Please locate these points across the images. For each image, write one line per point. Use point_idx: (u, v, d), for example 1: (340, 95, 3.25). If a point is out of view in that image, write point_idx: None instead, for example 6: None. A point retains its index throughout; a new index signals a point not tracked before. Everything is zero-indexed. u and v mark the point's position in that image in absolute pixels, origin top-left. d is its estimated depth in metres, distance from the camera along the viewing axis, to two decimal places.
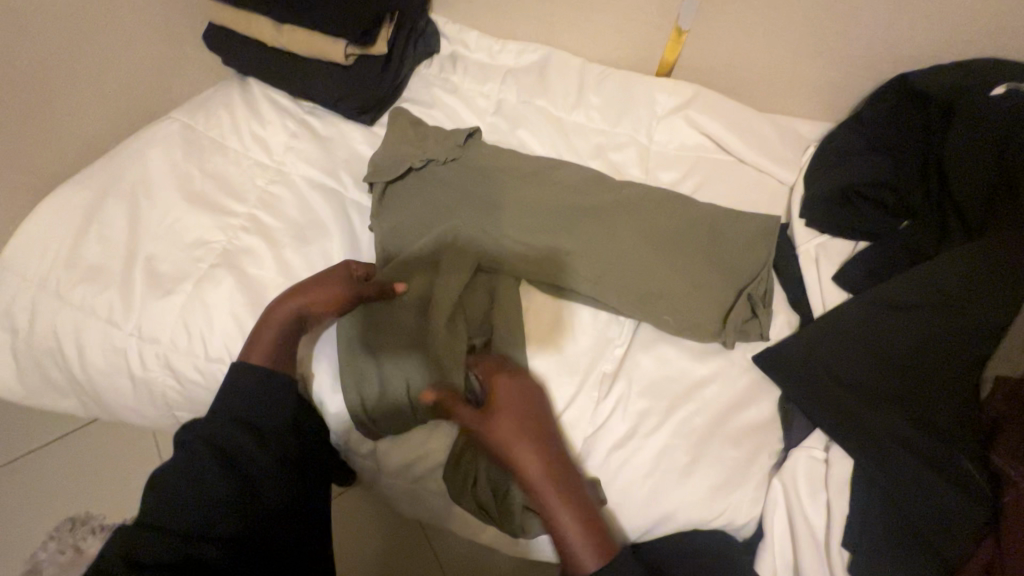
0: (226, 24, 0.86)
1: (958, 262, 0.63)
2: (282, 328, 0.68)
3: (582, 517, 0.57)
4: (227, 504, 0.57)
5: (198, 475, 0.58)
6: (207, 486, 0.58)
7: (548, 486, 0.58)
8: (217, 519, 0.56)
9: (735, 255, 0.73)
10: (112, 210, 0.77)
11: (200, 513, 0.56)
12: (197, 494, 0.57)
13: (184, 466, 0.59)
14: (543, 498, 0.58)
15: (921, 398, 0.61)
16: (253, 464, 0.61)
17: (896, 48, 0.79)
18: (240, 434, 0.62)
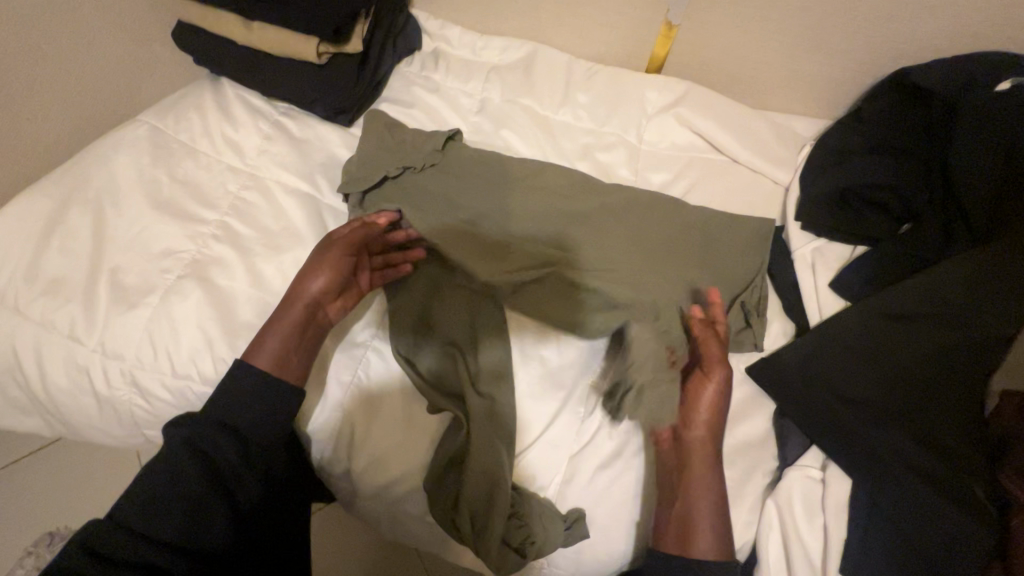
0: (195, 21, 0.82)
1: (961, 270, 0.60)
2: (294, 319, 0.62)
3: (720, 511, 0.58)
4: (196, 515, 0.54)
5: (167, 479, 0.54)
6: (174, 494, 0.54)
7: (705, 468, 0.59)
8: (184, 530, 0.54)
9: (728, 261, 0.70)
10: (77, 219, 0.74)
11: (166, 522, 0.53)
12: (164, 498, 0.54)
13: (153, 466, 0.55)
14: (696, 481, 0.58)
15: (928, 415, 0.58)
16: (227, 475, 0.57)
17: (896, 42, 0.75)
18: (213, 439, 0.57)
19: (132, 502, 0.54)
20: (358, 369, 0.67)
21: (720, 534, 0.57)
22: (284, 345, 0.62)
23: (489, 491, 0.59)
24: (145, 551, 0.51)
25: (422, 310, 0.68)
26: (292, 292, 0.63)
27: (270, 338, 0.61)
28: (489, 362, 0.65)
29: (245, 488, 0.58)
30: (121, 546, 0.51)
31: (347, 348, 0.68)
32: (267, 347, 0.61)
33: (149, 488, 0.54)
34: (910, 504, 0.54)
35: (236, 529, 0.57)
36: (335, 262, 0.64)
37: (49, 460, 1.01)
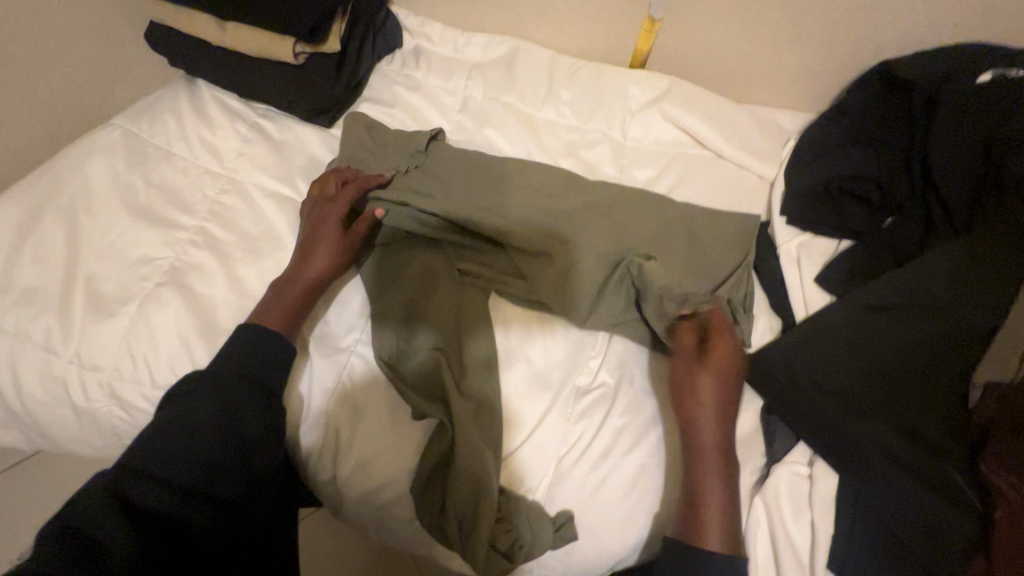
0: (168, 22, 0.80)
1: (942, 260, 0.60)
2: (299, 295, 0.66)
3: (729, 503, 0.57)
4: (217, 467, 0.56)
5: (187, 436, 0.55)
6: (192, 450, 0.55)
7: (714, 460, 0.58)
8: (201, 486, 0.54)
9: (715, 259, 0.69)
10: (50, 227, 0.72)
11: (185, 476, 0.54)
12: (183, 455, 0.55)
13: (173, 421, 0.56)
14: (712, 470, 0.58)
15: (913, 407, 0.57)
16: (245, 438, 0.58)
17: (877, 34, 0.75)
18: (230, 404, 0.58)
19: (152, 451, 0.54)
20: (341, 374, 0.66)
21: (727, 525, 0.56)
22: (287, 310, 0.65)
23: (473, 495, 0.58)
24: (167, 500, 0.53)
25: (404, 318, 0.67)
26: (299, 262, 0.68)
27: (277, 308, 0.65)
28: (474, 364, 0.64)
29: (262, 453, 0.59)
30: (139, 496, 0.52)
31: (328, 353, 0.67)
32: (273, 308, 0.65)
33: (168, 442, 0.55)
34: (894, 498, 0.55)
35: (253, 485, 0.58)
36: (337, 233, 0.69)
37: (30, 474, 0.98)
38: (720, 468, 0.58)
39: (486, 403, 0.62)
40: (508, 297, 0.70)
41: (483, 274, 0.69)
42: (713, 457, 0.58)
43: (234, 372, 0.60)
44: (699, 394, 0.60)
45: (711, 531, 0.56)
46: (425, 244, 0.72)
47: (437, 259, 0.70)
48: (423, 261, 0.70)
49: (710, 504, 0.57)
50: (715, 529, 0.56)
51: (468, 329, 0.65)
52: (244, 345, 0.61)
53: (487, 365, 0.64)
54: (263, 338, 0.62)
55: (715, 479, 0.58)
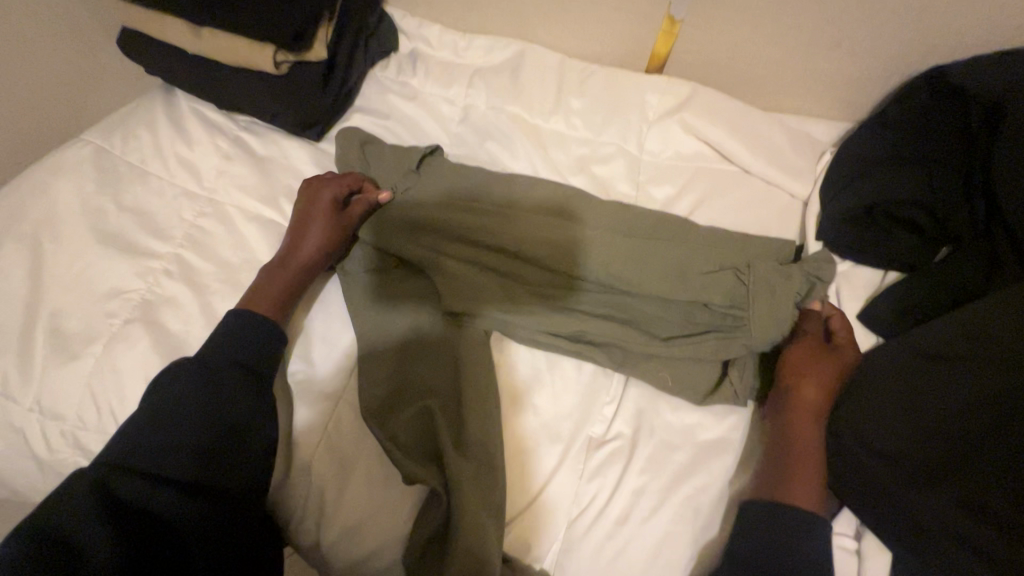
0: (139, 28, 0.73)
1: (1008, 305, 0.53)
2: (292, 278, 0.62)
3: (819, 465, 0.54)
4: (208, 454, 0.51)
5: (176, 425, 0.51)
6: (181, 439, 0.51)
7: (808, 425, 0.56)
8: (193, 476, 0.50)
9: (785, 300, 0.57)
10: (10, 257, 0.66)
11: (174, 465, 0.50)
12: (172, 445, 0.51)
13: (165, 412, 0.52)
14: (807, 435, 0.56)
15: (979, 475, 0.50)
16: (241, 421, 0.54)
17: (927, 37, 0.67)
18: (221, 393, 0.54)
19: (141, 442, 0.50)
20: (327, 425, 0.59)
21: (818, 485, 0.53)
22: (275, 296, 0.61)
23: (473, 569, 0.51)
24: (153, 493, 0.48)
25: (397, 365, 0.60)
26: (290, 245, 0.64)
27: (267, 293, 0.61)
28: (474, 417, 0.57)
29: (258, 439, 0.54)
30: (125, 491, 0.47)
31: (313, 400, 0.60)
32: (264, 292, 0.61)
33: (155, 434, 0.51)
34: None
35: (250, 478, 0.53)
36: (331, 213, 0.64)
37: None
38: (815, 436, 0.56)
39: (486, 461, 0.55)
40: (513, 336, 0.63)
41: (483, 310, 0.61)
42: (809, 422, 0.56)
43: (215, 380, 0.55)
44: (802, 362, 0.59)
45: (801, 489, 0.52)
46: (421, 275, 0.65)
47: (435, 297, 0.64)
48: (417, 295, 0.64)
49: (800, 463, 0.54)
50: (807, 486, 0.52)
51: (471, 376, 0.59)
52: (232, 343, 0.57)
53: (489, 420, 0.57)
54: (235, 378, 0.55)
55: (808, 442, 0.55)
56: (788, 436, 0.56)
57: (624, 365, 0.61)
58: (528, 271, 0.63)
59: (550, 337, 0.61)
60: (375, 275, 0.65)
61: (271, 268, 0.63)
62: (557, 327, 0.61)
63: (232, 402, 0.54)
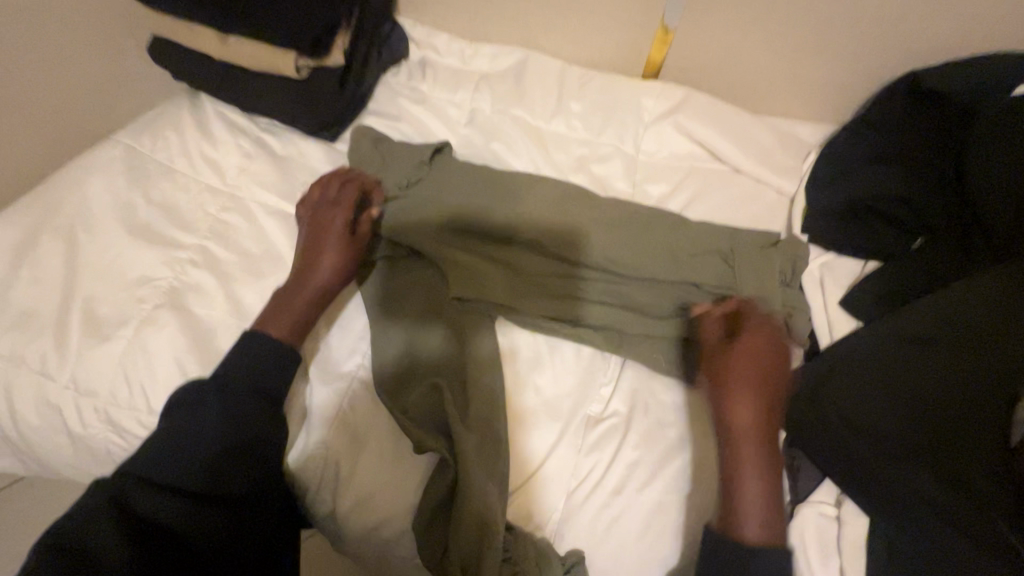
0: (168, 36, 0.79)
1: (981, 289, 0.57)
2: (307, 302, 0.64)
3: (769, 484, 0.53)
4: (214, 471, 0.55)
5: (184, 441, 0.55)
6: (188, 454, 0.54)
7: (751, 445, 0.54)
8: (200, 487, 0.54)
9: (764, 285, 0.64)
10: (48, 247, 0.70)
11: (185, 477, 0.53)
12: (181, 459, 0.54)
13: (177, 429, 0.56)
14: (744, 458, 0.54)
15: (952, 449, 0.53)
16: (246, 437, 0.57)
17: (905, 43, 0.71)
18: (229, 408, 0.57)
19: (154, 457, 0.54)
20: (343, 401, 0.63)
21: (767, 508, 0.52)
22: (301, 316, 0.64)
23: (477, 533, 0.55)
24: (163, 507, 0.51)
25: (406, 346, 0.64)
26: (300, 272, 0.66)
27: (284, 317, 0.63)
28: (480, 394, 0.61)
29: (261, 450, 0.57)
30: (137, 503, 0.51)
31: (332, 378, 0.65)
32: (282, 316, 0.63)
33: (169, 447, 0.55)
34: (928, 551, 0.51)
35: (252, 493, 0.56)
36: (342, 237, 0.67)
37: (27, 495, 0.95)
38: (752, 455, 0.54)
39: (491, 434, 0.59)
40: (515, 320, 0.67)
41: (488, 294, 0.65)
42: (750, 443, 0.54)
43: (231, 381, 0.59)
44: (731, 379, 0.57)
45: (751, 521, 0.52)
46: (428, 264, 0.70)
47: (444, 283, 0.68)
48: (424, 281, 0.68)
49: (746, 492, 0.53)
50: (755, 518, 0.51)
51: (481, 357, 0.63)
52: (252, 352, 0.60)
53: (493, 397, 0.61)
54: (258, 363, 0.60)
55: (751, 468, 0.53)
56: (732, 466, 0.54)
57: (622, 347, 0.65)
58: (529, 259, 0.68)
59: (551, 320, 0.66)
60: (387, 263, 0.70)
61: (284, 294, 0.65)
62: (561, 310, 0.65)
63: (238, 418, 0.57)
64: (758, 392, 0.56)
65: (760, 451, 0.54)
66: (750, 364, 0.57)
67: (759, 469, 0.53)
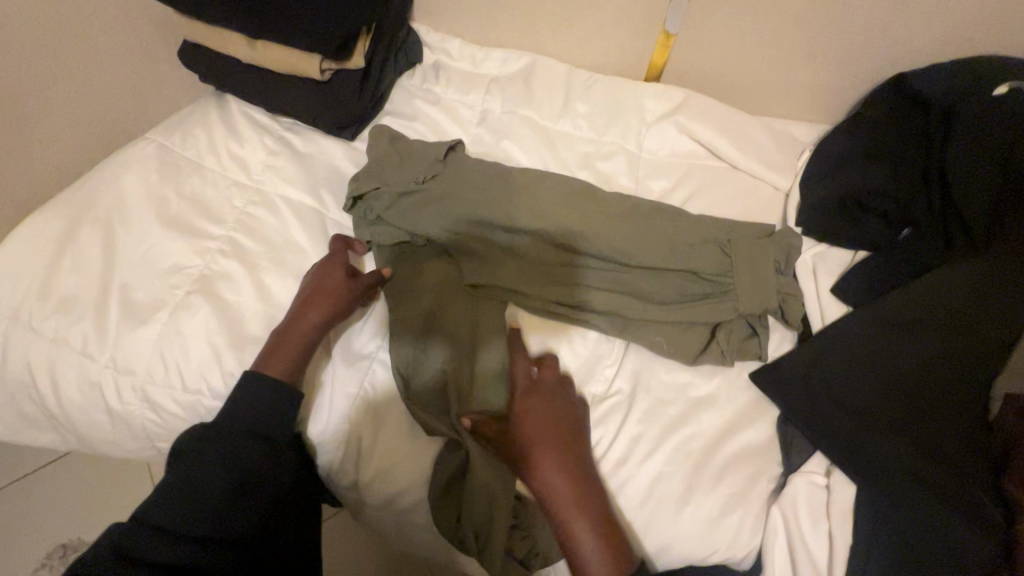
0: (199, 41, 0.84)
1: (961, 277, 0.61)
2: (303, 343, 0.66)
3: (600, 531, 0.57)
4: (221, 512, 0.58)
5: (189, 488, 0.58)
6: (198, 501, 0.58)
7: (566, 499, 0.58)
8: (213, 532, 0.57)
9: (760, 275, 0.68)
10: (87, 237, 0.75)
11: (196, 523, 0.57)
12: (189, 506, 0.57)
13: (181, 477, 0.59)
14: (567, 514, 0.58)
15: (929, 423, 0.58)
16: (252, 474, 0.61)
17: (893, 48, 0.76)
18: (230, 452, 0.60)
19: (160, 504, 0.57)
20: (364, 381, 0.68)
21: (605, 555, 0.56)
22: (301, 348, 0.66)
23: (487, 504, 0.60)
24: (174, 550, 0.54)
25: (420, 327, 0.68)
26: (300, 309, 0.67)
27: (281, 358, 0.65)
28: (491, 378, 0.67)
29: (264, 488, 0.61)
30: (145, 551, 0.53)
31: (351, 362, 0.69)
32: (279, 356, 0.65)
33: (177, 496, 0.58)
34: (912, 514, 0.55)
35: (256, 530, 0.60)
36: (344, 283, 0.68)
37: (56, 476, 1.00)
38: (574, 510, 0.58)
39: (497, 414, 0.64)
40: (523, 306, 0.71)
41: (499, 282, 0.70)
42: (562, 497, 0.58)
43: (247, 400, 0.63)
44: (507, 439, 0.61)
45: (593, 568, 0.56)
46: (442, 254, 0.74)
47: (457, 273, 0.72)
48: (435, 269, 0.72)
49: (580, 541, 0.57)
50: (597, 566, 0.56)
51: (491, 340, 0.68)
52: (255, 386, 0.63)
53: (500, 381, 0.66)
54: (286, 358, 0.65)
55: (581, 518, 0.57)
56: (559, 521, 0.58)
57: (625, 331, 0.69)
58: (536, 250, 0.72)
59: (558, 307, 0.70)
60: (403, 253, 0.74)
61: (281, 335, 0.67)
62: (568, 296, 0.70)
63: (245, 458, 0.61)
64: (558, 452, 0.60)
65: (579, 506, 0.58)
66: (543, 426, 0.62)
67: (593, 518, 0.58)
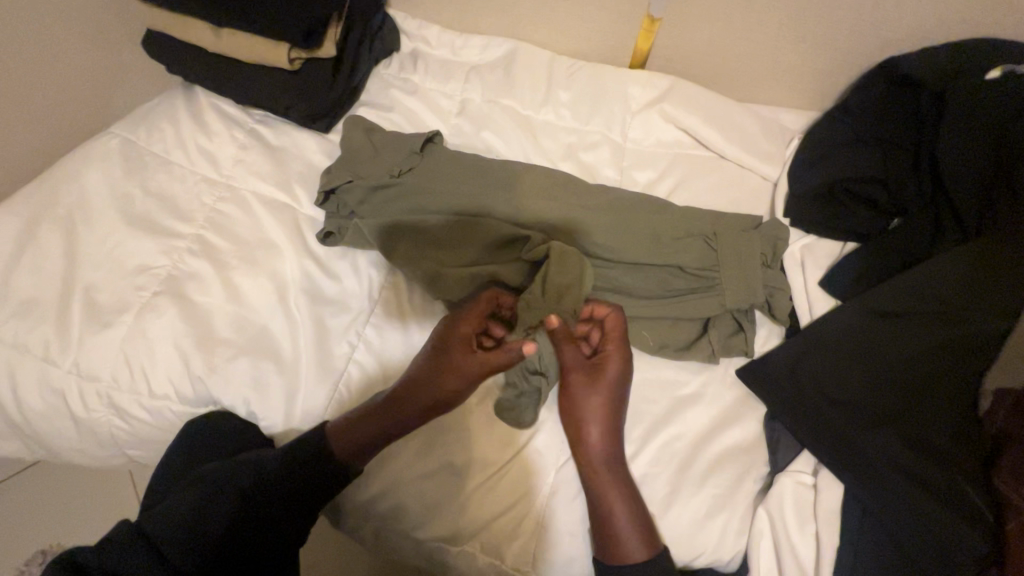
0: (161, 29, 0.80)
1: (950, 266, 0.59)
2: (396, 423, 0.61)
3: (637, 516, 0.58)
4: (214, 494, 0.58)
5: (192, 477, 0.60)
6: (195, 486, 0.58)
7: (602, 446, 0.60)
8: (198, 514, 0.56)
9: (746, 269, 0.66)
10: (47, 238, 0.72)
11: (162, 537, 0.54)
12: (157, 518, 0.55)
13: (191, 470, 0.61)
14: (606, 475, 0.59)
15: (920, 418, 0.57)
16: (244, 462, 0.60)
17: (885, 30, 0.73)
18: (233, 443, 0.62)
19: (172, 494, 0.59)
20: (339, 383, 0.67)
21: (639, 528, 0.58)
22: (381, 432, 0.61)
23: (482, 491, 0.62)
24: (168, 530, 0.55)
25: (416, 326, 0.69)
26: (409, 383, 0.61)
27: (366, 431, 0.60)
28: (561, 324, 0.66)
29: (258, 467, 0.60)
30: (149, 529, 0.55)
31: (328, 359, 0.68)
32: (365, 428, 0.60)
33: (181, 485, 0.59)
34: (907, 510, 0.54)
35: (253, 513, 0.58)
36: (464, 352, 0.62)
37: (25, 486, 0.97)
38: (613, 472, 0.60)
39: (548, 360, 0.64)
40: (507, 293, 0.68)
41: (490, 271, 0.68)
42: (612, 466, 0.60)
43: None
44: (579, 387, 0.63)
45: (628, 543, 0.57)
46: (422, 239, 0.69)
47: (440, 266, 0.68)
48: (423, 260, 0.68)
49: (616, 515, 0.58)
50: (634, 540, 0.57)
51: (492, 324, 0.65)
52: None
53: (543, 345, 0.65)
54: None
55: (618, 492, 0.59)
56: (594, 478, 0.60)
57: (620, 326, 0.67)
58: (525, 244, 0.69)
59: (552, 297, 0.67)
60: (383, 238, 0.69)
61: (379, 402, 0.61)
62: None
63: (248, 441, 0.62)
64: (611, 417, 0.61)
65: (619, 484, 0.59)
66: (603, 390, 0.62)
67: (628, 494, 0.59)
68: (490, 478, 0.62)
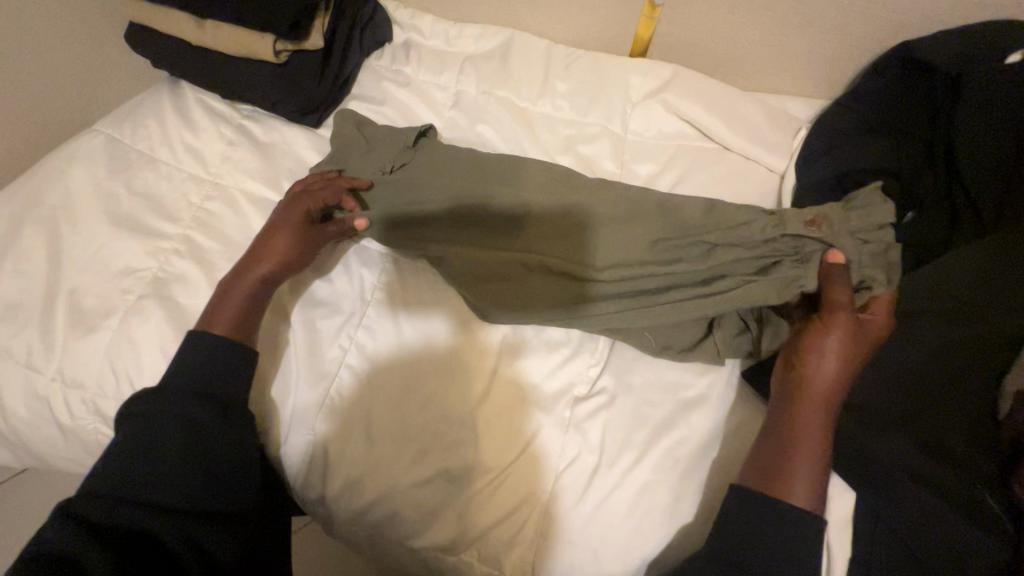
0: (144, 22, 0.77)
1: (964, 260, 0.58)
2: (251, 292, 0.64)
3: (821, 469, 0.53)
4: (179, 468, 0.55)
5: (145, 451, 0.55)
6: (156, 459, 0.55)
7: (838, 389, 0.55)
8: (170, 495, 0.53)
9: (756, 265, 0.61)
10: (30, 240, 0.70)
11: (127, 514, 0.52)
12: (119, 500, 0.52)
13: (138, 439, 0.56)
14: (809, 418, 0.54)
15: (936, 421, 0.55)
16: (213, 434, 0.57)
17: (901, 13, 0.69)
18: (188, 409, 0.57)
19: (121, 470, 0.54)
20: (330, 388, 0.65)
21: (818, 484, 0.52)
22: (241, 308, 0.63)
23: (477, 496, 0.60)
24: (139, 511, 0.52)
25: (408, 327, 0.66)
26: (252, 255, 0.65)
27: (226, 307, 0.63)
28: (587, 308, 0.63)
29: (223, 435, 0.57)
30: (103, 510, 0.51)
31: (315, 362, 0.66)
32: (225, 306, 0.63)
33: (136, 456, 0.55)
34: (916, 514, 0.52)
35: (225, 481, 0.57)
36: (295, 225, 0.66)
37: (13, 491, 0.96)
38: (815, 417, 0.54)
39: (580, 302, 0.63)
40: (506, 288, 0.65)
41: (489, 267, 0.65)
42: (814, 411, 0.54)
43: (201, 378, 0.59)
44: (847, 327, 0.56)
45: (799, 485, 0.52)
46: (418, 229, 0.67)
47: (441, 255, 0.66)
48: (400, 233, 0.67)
49: (802, 462, 0.53)
50: (808, 488, 0.52)
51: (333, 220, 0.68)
52: (207, 365, 0.59)
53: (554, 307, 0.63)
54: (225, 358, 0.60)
55: (813, 442, 0.53)
56: (793, 423, 0.54)
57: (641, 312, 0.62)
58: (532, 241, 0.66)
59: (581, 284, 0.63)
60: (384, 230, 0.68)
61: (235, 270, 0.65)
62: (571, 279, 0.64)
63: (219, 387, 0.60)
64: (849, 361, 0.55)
65: (819, 441, 0.53)
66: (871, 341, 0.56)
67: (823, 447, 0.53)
68: (488, 485, 0.60)
